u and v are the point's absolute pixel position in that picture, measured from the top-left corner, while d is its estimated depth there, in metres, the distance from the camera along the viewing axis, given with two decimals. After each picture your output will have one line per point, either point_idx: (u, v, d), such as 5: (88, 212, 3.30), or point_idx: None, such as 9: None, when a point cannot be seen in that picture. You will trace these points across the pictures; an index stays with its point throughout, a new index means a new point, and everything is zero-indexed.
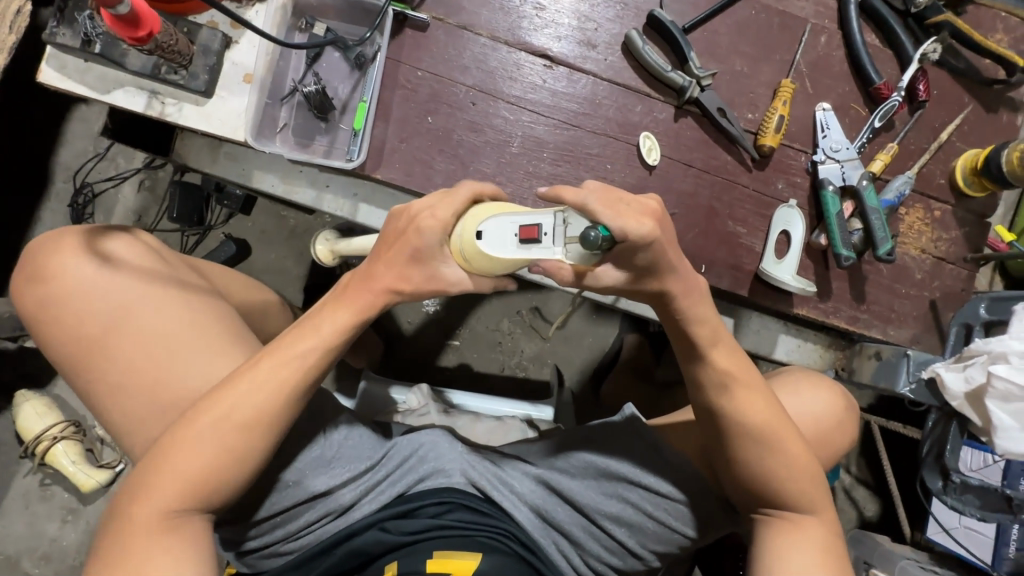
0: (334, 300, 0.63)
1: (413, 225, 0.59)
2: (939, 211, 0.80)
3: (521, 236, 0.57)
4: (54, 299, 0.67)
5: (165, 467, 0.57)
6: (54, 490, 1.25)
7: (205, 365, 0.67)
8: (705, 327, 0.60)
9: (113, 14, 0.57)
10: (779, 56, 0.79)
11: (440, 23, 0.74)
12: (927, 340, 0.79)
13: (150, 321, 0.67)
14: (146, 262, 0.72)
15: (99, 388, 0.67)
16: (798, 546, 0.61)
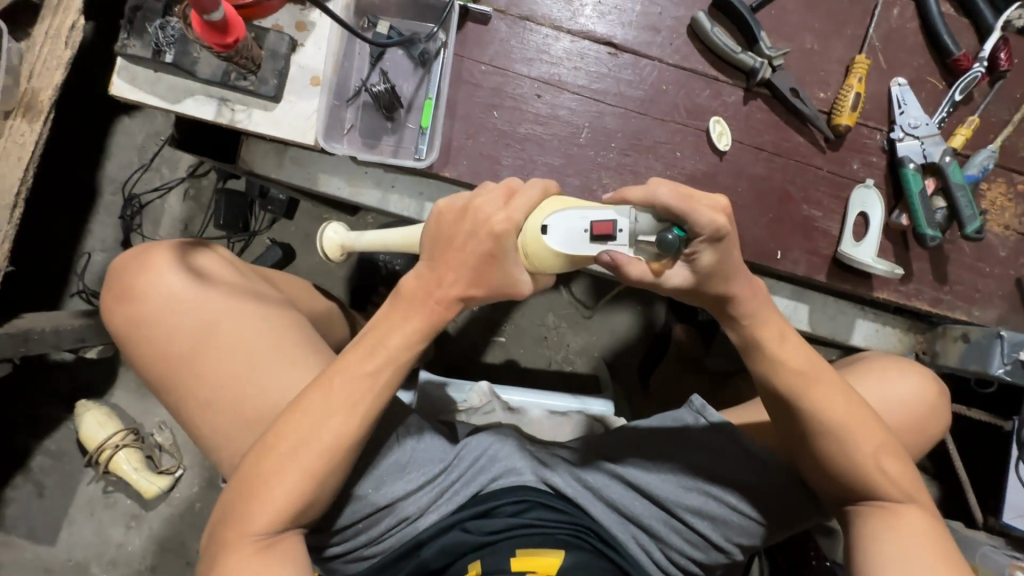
0: (395, 307, 0.61)
1: (486, 225, 0.56)
2: (1023, 184, 0.77)
3: (594, 232, 0.57)
4: (149, 316, 0.67)
5: (253, 496, 0.58)
6: (117, 496, 1.28)
7: (284, 380, 0.66)
8: (771, 329, 0.61)
9: (206, 21, 0.58)
10: (851, 31, 0.76)
11: (502, 16, 0.73)
12: (1014, 319, 0.76)
13: (234, 337, 0.67)
14: (227, 277, 0.72)
15: (186, 404, 0.67)
16: (907, 540, 0.57)
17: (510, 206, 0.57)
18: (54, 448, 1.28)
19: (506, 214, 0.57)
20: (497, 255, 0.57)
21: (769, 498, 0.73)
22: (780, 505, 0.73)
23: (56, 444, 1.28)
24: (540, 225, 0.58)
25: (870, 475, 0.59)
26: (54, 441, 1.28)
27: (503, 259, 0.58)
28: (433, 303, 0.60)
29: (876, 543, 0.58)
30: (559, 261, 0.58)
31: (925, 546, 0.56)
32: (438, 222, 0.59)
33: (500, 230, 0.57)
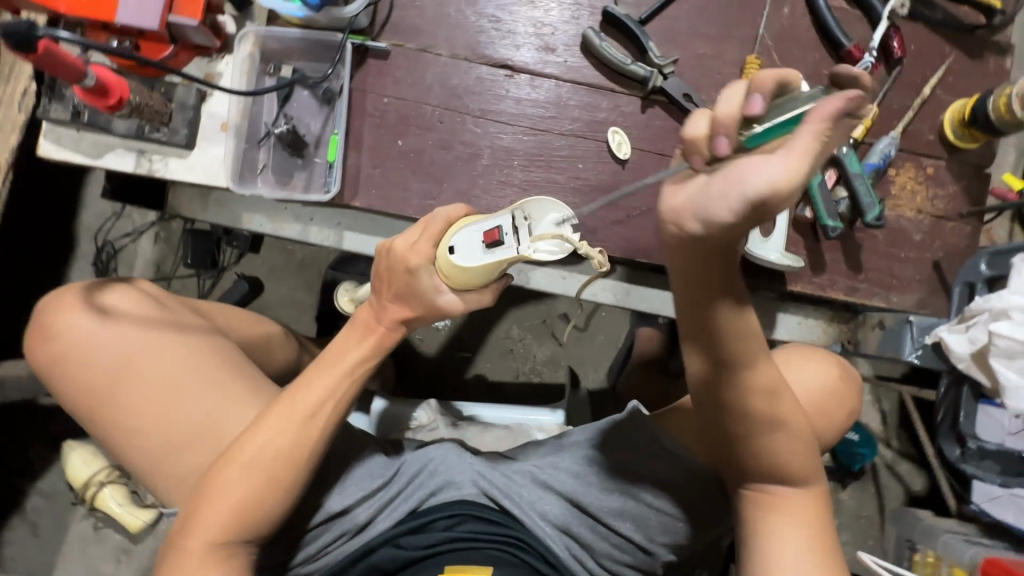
0: (346, 333, 0.66)
1: (402, 262, 0.62)
2: (932, 167, 0.77)
3: (485, 241, 0.59)
4: (60, 353, 0.71)
5: (207, 507, 0.60)
6: (107, 532, 1.33)
7: (214, 408, 0.70)
8: (696, 281, 0.49)
9: (81, 87, 0.60)
10: (742, 33, 0.77)
11: (401, 49, 0.77)
12: (935, 303, 0.75)
13: (152, 366, 0.70)
14: (147, 311, 0.74)
15: (119, 434, 0.70)
16: (787, 527, 0.58)
17: (420, 239, 0.62)
18: (46, 488, 1.32)
19: (418, 248, 0.62)
20: (417, 286, 0.63)
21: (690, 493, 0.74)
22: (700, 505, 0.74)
23: (47, 485, 1.32)
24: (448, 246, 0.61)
25: (771, 467, 0.58)
26: (46, 481, 1.32)
27: (423, 286, 0.63)
28: (381, 329, 0.66)
29: (763, 530, 0.58)
30: (469, 275, 0.60)
31: (800, 534, 0.57)
32: (376, 262, 0.66)
33: (413, 264, 0.62)
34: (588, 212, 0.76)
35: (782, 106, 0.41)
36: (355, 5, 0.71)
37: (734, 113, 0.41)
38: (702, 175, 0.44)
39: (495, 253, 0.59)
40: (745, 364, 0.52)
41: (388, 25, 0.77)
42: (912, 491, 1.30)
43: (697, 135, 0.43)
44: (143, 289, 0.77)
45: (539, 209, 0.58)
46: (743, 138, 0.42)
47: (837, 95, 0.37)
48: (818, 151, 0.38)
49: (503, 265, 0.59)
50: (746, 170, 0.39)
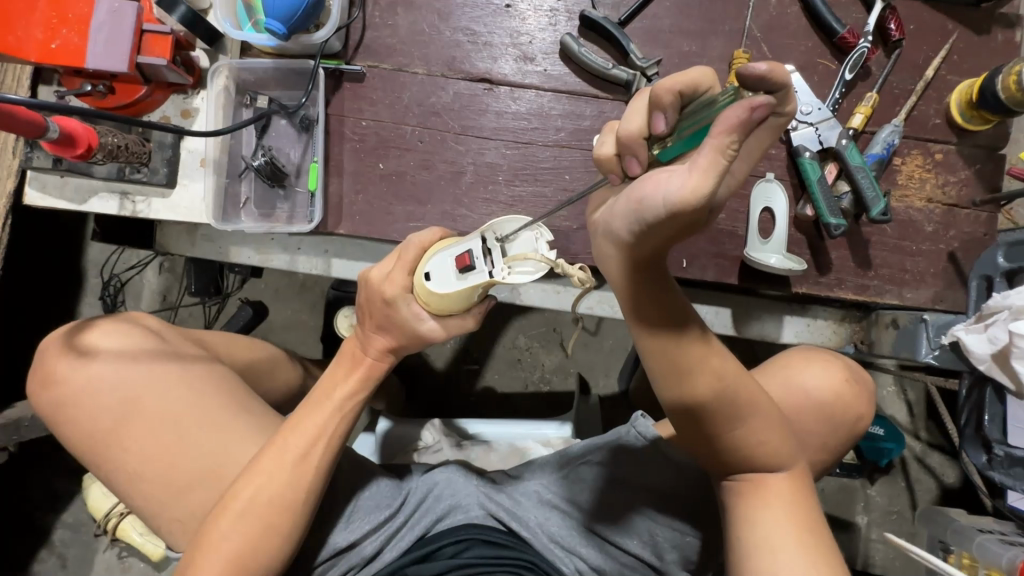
0: (335, 368, 0.66)
1: (380, 293, 0.62)
2: (940, 152, 0.73)
3: (458, 266, 0.57)
4: (71, 397, 0.61)
5: (205, 557, 0.57)
6: (132, 560, 1.35)
7: (214, 446, 0.62)
8: (648, 295, 0.49)
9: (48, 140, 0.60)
10: (728, 26, 0.74)
11: (376, 71, 0.75)
12: (951, 296, 0.71)
13: (157, 408, 0.61)
14: (120, 346, 0.63)
15: (109, 482, 0.62)
16: (776, 525, 0.54)
17: (395, 269, 0.62)
18: (71, 520, 1.35)
19: (394, 278, 0.62)
20: (398, 316, 0.62)
21: (690, 505, 0.72)
22: (702, 518, 0.72)
23: (72, 517, 1.35)
24: (424, 273, 0.60)
25: (747, 461, 0.56)
26: (71, 513, 1.35)
27: (403, 315, 0.62)
28: (368, 360, 0.66)
29: (752, 534, 0.55)
30: (448, 302, 0.60)
31: (791, 532, 0.54)
32: (357, 294, 0.65)
33: (391, 295, 0.62)
34: (578, 224, 0.74)
35: (691, 114, 0.41)
36: (324, 31, 0.70)
37: (638, 133, 0.42)
38: (618, 190, 0.46)
39: (468, 278, 0.57)
40: (704, 364, 0.51)
41: (362, 47, 0.75)
42: (944, 484, 1.25)
43: (605, 154, 0.44)
44: (120, 319, 0.67)
45: (511, 227, 0.56)
46: (658, 151, 0.43)
47: (741, 103, 0.35)
48: (723, 167, 0.37)
49: (478, 289, 0.58)
50: (651, 187, 0.40)
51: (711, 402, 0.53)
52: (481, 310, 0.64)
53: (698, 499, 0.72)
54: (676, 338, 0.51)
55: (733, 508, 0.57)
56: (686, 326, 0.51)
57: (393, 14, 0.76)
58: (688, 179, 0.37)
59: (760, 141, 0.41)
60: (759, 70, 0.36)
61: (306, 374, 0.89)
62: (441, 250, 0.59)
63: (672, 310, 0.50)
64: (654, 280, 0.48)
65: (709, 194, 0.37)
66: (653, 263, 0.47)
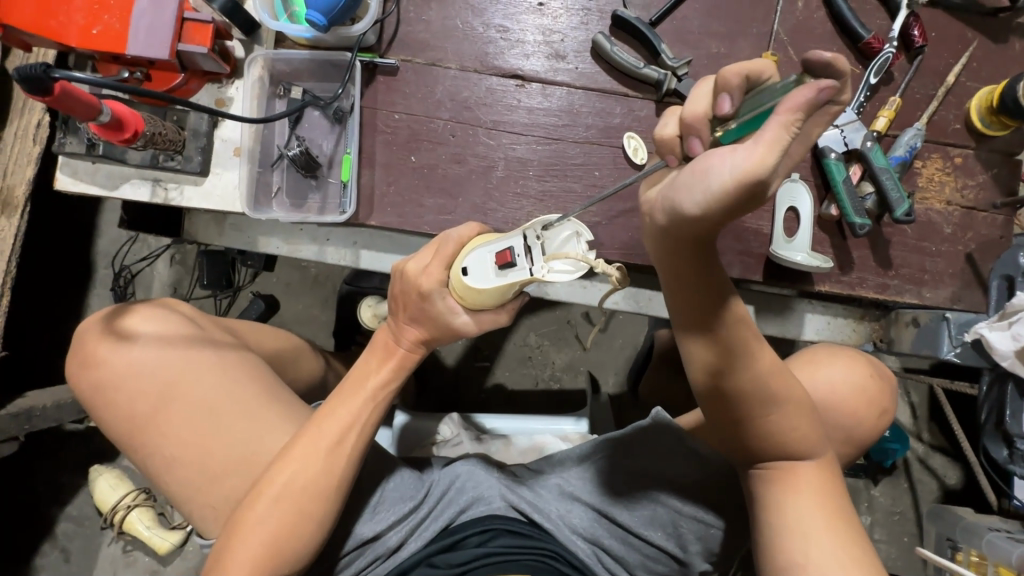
0: (368, 356, 0.65)
1: (415, 285, 0.62)
2: (960, 156, 0.75)
3: (498, 262, 0.57)
4: (110, 380, 0.61)
5: (240, 541, 0.56)
6: (136, 554, 1.33)
7: (249, 432, 0.61)
8: (687, 285, 0.51)
9: (98, 124, 0.61)
10: (755, 29, 0.76)
11: (409, 64, 0.76)
12: (969, 297, 0.73)
13: (195, 392, 0.61)
14: (158, 330, 0.64)
15: (145, 467, 0.62)
16: (806, 514, 0.55)
17: (432, 263, 0.61)
18: (75, 513, 1.33)
19: (431, 271, 0.61)
20: (433, 309, 0.62)
21: (713, 497, 0.73)
22: (725, 511, 0.73)
23: (76, 510, 1.33)
24: (462, 267, 0.60)
25: (779, 451, 0.57)
26: (75, 506, 1.33)
27: (437, 308, 0.62)
28: (400, 350, 0.65)
29: (783, 522, 0.56)
30: (484, 296, 0.60)
31: (822, 521, 0.55)
32: (390, 285, 0.65)
33: (425, 288, 0.62)
34: (606, 220, 0.75)
35: (753, 100, 0.44)
36: (362, 23, 0.70)
37: (704, 113, 0.45)
38: (676, 170, 0.49)
39: (508, 274, 0.57)
40: (742, 353, 0.53)
41: (396, 41, 0.76)
42: (947, 485, 1.27)
43: (668, 135, 0.47)
44: (158, 304, 0.67)
45: (551, 225, 0.56)
46: (719, 133, 0.46)
47: (809, 85, 0.38)
48: (785, 144, 0.39)
49: (516, 286, 0.58)
50: (714, 161, 0.41)
51: (749, 387, 0.54)
52: (513, 304, 0.64)
53: (721, 491, 0.74)
54: (717, 323, 0.52)
55: (763, 497, 0.58)
56: (729, 312, 0.52)
57: (427, 9, 0.77)
58: (754, 152, 0.39)
59: (815, 124, 0.42)
60: (825, 58, 0.39)
61: (327, 367, 0.89)
62: (481, 245, 0.59)
63: (714, 294, 0.51)
64: (700, 264, 0.50)
65: (773, 168, 0.39)
66: (703, 247, 0.49)
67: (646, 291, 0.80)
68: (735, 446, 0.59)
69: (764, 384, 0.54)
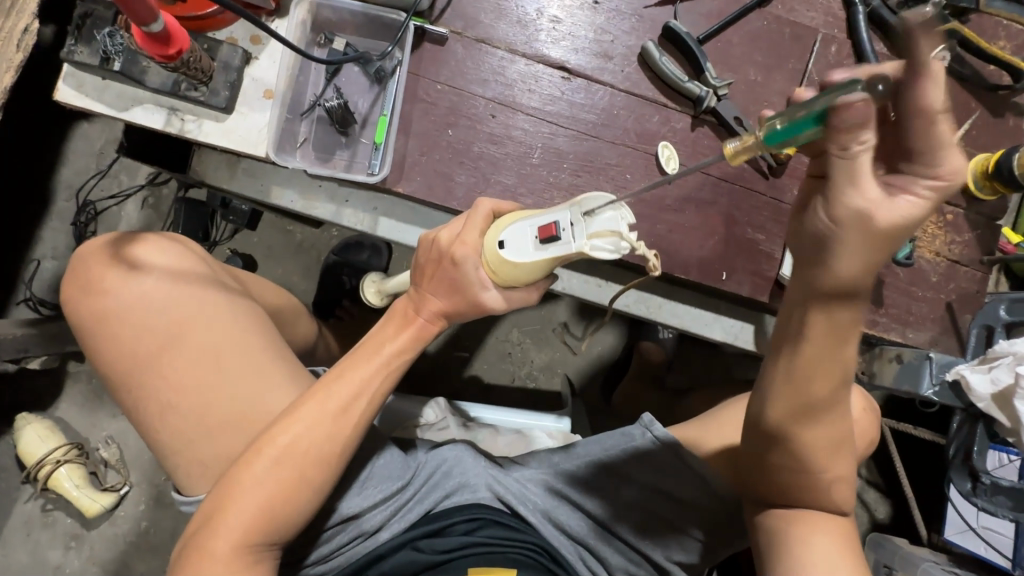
0: (385, 325, 0.63)
1: (446, 253, 0.61)
2: (951, 214, 0.81)
3: (540, 236, 0.57)
4: (115, 310, 0.58)
5: (232, 502, 0.53)
6: (56, 515, 1.19)
7: (252, 386, 0.59)
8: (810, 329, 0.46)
9: (146, 32, 0.56)
10: (791, 65, 0.80)
11: (458, 37, 0.75)
12: (946, 342, 0.79)
13: (201, 336, 0.59)
14: (173, 264, 0.62)
15: (133, 410, 0.59)
16: (830, 560, 0.54)
17: (466, 230, 0.60)
18: None
19: (464, 239, 0.59)
20: (463, 279, 0.60)
21: (706, 513, 0.73)
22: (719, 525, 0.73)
23: None
24: (498, 240, 0.59)
25: (819, 496, 0.55)
26: None
27: (468, 280, 0.61)
28: (420, 320, 0.62)
29: (799, 551, 0.55)
30: (516, 273, 0.59)
31: (841, 558, 0.55)
32: (416, 255, 0.64)
33: (460, 254, 0.60)
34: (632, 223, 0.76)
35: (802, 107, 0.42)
36: None
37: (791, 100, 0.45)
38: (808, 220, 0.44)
39: (550, 249, 0.56)
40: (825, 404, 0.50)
41: (447, 12, 0.75)
42: (877, 519, 1.35)
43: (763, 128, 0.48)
44: (170, 238, 0.65)
45: (596, 203, 0.55)
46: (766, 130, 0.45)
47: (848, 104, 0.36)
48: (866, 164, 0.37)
49: (558, 261, 0.57)
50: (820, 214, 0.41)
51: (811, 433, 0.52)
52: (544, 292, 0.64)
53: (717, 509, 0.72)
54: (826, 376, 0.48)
55: (782, 535, 0.57)
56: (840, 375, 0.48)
57: None
58: (836, 191, 0.38)
59: (929, 128, 0.34)
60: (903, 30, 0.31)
61: (315, 335, 0.86)
62: (521, 219, 0.58)
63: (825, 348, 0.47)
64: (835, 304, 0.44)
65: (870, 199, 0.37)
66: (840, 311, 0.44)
67: (657, 296, 0.82)
68: (755, 475, 0.58)
69: (829, 437, 0.52)
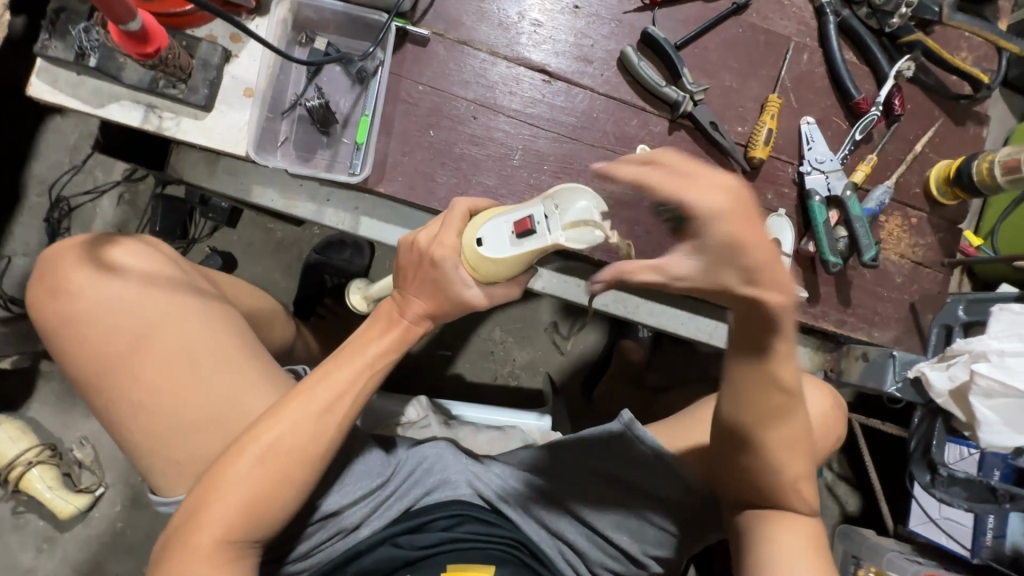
0: (367, 326, 0.63)
1: (426, 254, 0.60)
2: (915, 218, 0.85)
3: (516, 231, 0.56)
4: (88, 313, 0.58)
5: (213, 502, 0.53)
6: (28, 518, 1.16)
7: (230, 386, 0.59)
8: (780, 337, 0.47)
9: (124, 30, 0.56)
10: (765, 71, 0.82)
11: (440, 39, 0.76)
12: (909, 341, 0.83)
13: (176, 338, 0.59)
14: (148, 265, 0.62)
15: (106, 411, 0.59)
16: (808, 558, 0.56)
17: (443, 230, 0.60)
18: None
19: (443, 240, 0.60)
20: (445, 279, 0.60)
21: (686, 513, 0.73)
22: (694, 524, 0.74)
23: None
24: (475, 237, 0.59)
25: (784, 496, 0.57)
26: None
27: (449, 280, 0.60)
28: (404, 323, 0.62)
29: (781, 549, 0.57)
30: (494, 267, 0.58)
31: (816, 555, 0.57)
32: (397, 258, 0.63)
33: (438, 254, 0.59)
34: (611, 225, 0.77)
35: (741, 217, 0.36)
36: None
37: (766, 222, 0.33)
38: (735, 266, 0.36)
39: (526, 243, 0.56)
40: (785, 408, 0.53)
41: (430, 13, 0.76)
42: (847, 511, 1.39)
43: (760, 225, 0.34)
44: (145, 240, 0.65)
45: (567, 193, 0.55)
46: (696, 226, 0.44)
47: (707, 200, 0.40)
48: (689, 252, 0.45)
49: (535, 255, 0.57)
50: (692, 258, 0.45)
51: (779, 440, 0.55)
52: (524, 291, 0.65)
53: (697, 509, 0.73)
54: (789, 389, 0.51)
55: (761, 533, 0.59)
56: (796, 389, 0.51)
57: None
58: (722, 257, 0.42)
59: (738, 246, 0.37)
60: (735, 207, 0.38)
61: (294, 334, 0.86)
62: (491, 216, 0.58)
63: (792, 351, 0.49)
64: (765, 343, 0.47)
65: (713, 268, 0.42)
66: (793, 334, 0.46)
67: (636, 297, 0.84)
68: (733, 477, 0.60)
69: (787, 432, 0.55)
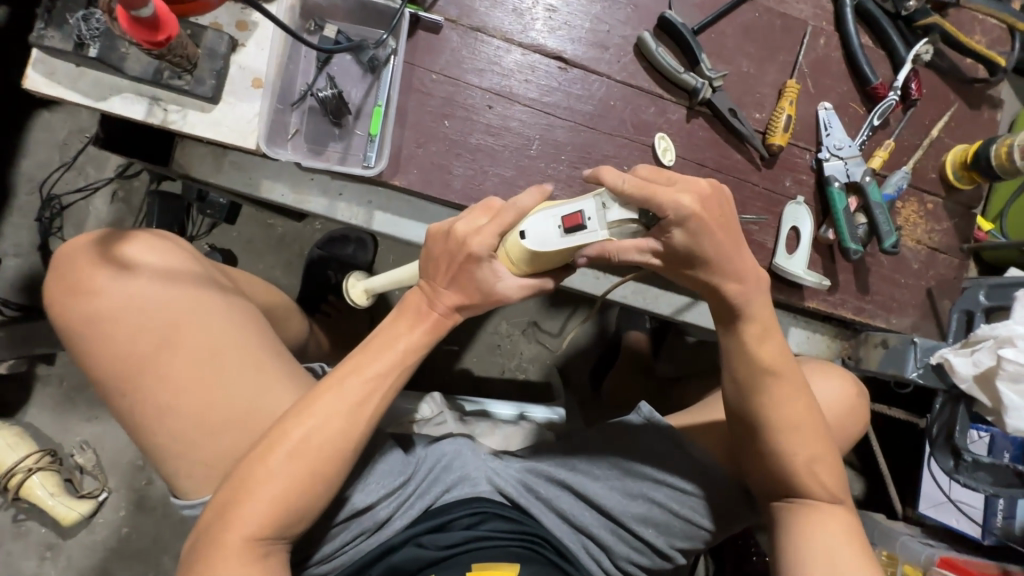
0: (394, 318, 0.60)
1: (464, 247, 0.56)
2: (931, 203, 0.84)
3: (564, 225, 0.56)
4: (106, 312, 0.56)
5: (244, 503, 0.52)
6: (29, 525, 1.14)
7: (255, 385, 0.57)
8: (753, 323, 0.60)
9: (134, 16, 0.54)
10: (782, 57, 0.81)
11: (453, 25, 0.73)
12: (926, 327, 0.83)
13: (199, 336, 0.57)
14: (166, 262, 0.59)
15: (127, 413, 0.56)
16: (836, 544, 0.60)
17: (488, 225, 0.56)
18: None
19: (485, 233, 0.56)
20: (481, 275, 0.57)
21: (712, 499, 0.74)
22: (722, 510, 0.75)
23: None
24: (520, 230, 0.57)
25: (804, 482, 0.62)
26: None
27: (484, 275, 0.58)
28: (435, 315, 0.59)
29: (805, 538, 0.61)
30: (541, 262, 0.58)
31: (847, 545, 0.60)
32: (426, 249, 0.59)
33: (479, 251, 0.56)
34: None
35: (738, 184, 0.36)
36: None
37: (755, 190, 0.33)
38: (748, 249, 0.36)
39: (574, 238, 0.56)
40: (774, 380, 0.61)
41: None
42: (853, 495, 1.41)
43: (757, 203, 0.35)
44: (161, 235, 0.62)
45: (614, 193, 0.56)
46: None
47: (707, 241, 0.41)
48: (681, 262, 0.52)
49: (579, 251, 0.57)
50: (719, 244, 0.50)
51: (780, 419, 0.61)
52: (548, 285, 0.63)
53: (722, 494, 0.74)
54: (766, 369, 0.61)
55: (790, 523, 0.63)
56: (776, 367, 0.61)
57: None
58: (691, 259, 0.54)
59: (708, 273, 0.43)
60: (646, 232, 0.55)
61: (306, 333, 0.83)
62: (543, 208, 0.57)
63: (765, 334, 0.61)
64: (734, 325, 0.61)
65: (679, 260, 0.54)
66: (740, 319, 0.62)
67: (654, 287, 0.82)
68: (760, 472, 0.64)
69: (792, 417, 0.62)
